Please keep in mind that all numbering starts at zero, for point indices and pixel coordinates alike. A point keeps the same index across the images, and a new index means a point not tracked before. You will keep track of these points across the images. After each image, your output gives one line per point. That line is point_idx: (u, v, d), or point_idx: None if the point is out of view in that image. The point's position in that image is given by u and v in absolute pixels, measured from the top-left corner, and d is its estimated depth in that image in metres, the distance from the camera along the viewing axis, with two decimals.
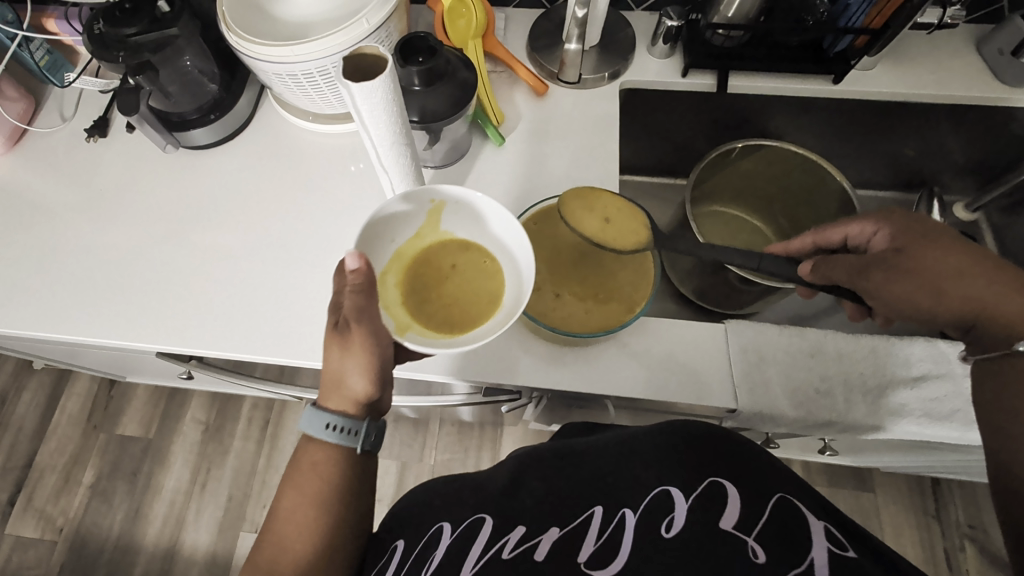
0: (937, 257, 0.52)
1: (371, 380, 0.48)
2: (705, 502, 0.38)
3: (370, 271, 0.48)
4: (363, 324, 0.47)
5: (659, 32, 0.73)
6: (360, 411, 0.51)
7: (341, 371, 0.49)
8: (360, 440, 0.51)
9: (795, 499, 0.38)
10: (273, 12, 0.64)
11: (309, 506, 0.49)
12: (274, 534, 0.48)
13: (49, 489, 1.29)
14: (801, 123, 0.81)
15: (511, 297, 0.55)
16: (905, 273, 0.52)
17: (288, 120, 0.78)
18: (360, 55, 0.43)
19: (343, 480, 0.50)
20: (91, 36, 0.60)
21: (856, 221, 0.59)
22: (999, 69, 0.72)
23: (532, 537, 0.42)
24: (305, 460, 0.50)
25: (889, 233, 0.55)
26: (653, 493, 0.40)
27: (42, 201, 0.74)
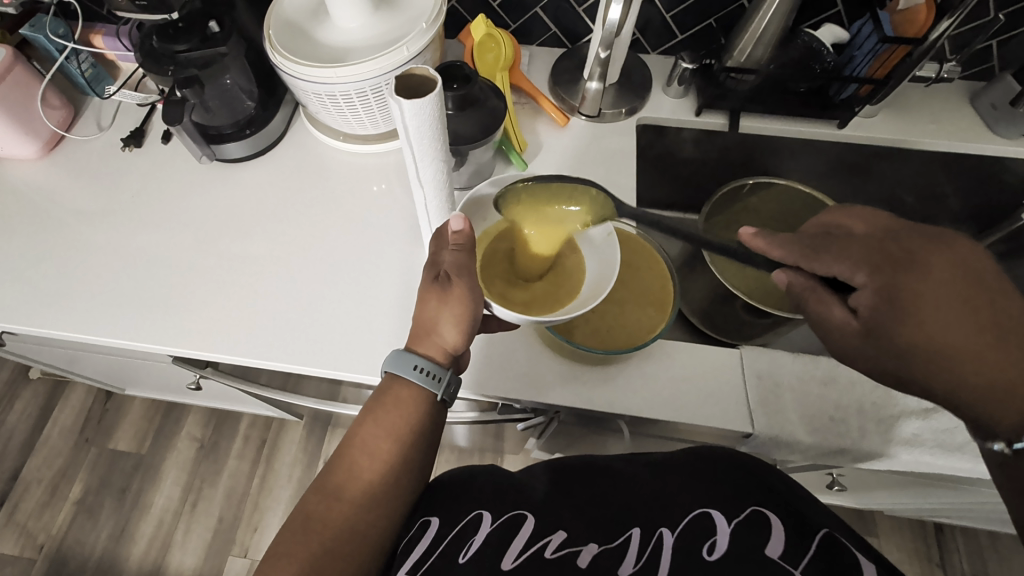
0: (956, 339, 0.41)
1: (461, 332, 0.50)
2: (750, 529, 0.38)
3: (471, 235, 0.52)
4: (462, 280, 0.50)
5: (674, 75, 0.78)
6: (446, 360, 0.52)
7: (436, 320, 0.51)
8: (442, 387, 0.50)
9: (841, 536, 0.37)
10: (315, 36, 0.68)
11: (388, 440, 0.48)
12: (345, 458, 0.48)
13: (33, 502, 1.25)
14: (807, 165, 0.86)
15: (589, 287, 0.60)
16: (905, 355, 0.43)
17: (319, 139, 0.81)
18: (411, 75, 0.46)
19: (420, 424, 0.50)
20: (144, 51, 0.64)
21: (847, 260, 0.46)
22: (992, 121, 0.77)
23: (574, 544, 0.43)
24: (387, 395, 0.50)
25: (876, 292, 0.44)
26: (695, 513, 0.41)
27: (74, 204, 0.75)
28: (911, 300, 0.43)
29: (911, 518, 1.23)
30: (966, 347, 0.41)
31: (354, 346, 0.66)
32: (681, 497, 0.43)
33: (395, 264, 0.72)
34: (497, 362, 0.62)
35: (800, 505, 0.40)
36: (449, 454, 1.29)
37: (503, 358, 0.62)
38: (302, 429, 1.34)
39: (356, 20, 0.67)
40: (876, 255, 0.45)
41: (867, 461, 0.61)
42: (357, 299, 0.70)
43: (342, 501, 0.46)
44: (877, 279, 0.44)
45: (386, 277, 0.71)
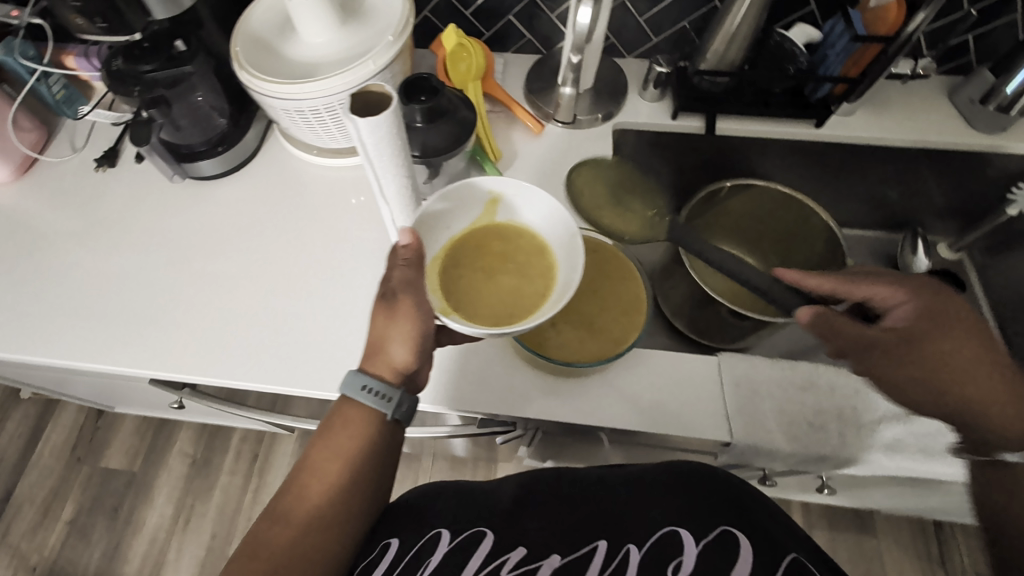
0: (960, 355, 0.53)
1: (411, 351, 0.50)
2: (718, 550, 0.38)
3: (421, 249, 0.50)
4: (407, 296, 0.50)
5: (649, 78, 0.77)
6: (397, 379, 0.51)
7: (385, 338, 0.51)
8: (392, 407, 0.49)
9: (805, 561, 0.38)
10: (283, 52, 0.68)
11: (338, 463, 0.48)
12: (296, 481, 0.48)
13: (26, 524, 1.25)
14: (789, 165, 0.85)
15: (559, 288, 0.56)
16: (929, 364, 0.53)
17: (293, 154, 0.81)
18: (367, 92, 0.45)
19: (372, 443, 0.49)
20: (109, 72, 0.63)
21: (883, 283, 0.56)
22: (971, 115, 0.76)
23: (532, 560, 0.41)
24: (338, 416, 0.50)
25: (916, 312, 0.55)
26: (663, 531, 0.41)
27: (48, 227, 0.75)
28: (942, 327, 0.54)
29: (910, 518, 1.21)
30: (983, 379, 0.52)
31: (329, 363, 0.66)
32: (647, 512, 0.42)
33: (370, 278, 0.72)
34: (472, 375, 0.61)
35: (765, 525, 0.41)
36: (442, 463, 1.28)
37: (478, 372, 0.62)
38: (294, 442, 1.33)
39: (323, 34, 0.67)
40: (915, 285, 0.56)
41: (847, 467, 0.60)
42: (332, 317, 0.69)
43: (289, 524, 0.46)
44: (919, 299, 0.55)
45: (362, 293, 0.71)
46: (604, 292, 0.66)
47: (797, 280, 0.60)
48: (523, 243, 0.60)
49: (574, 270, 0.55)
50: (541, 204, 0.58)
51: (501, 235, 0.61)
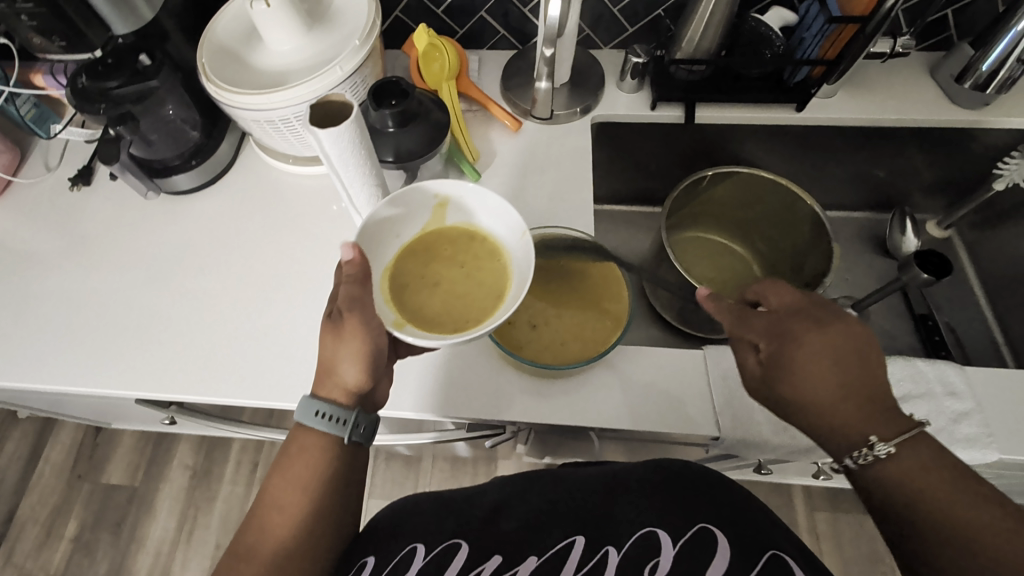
0: (798, 390, 0.47)
1: (363, 371, 0.49)
2: (694, 549, 0.38)
3: (365, 262, 0.49)
4: (353, 314, 0.48)
5: (626, 69, 0.76)
6: (351, 402, 0.50)
7: (335, 358, 0.49)
8: (349, 430, 0.49)
9: (785, 555, 0.38)
10: (251, 62, 0.67)
11: (297, 493, 0.47)
12: (257, 517, 0.47)
13: (30, 543, 1.25)
14: (772, 150, 0.83)
15: (515, 284, 0.55)
16: (776, 402, 0.49)
17: (270, 164, 0.80)
18: (328, 102, 0.44)
19: (331, 468, 0.49)
20: (74, 90, 0.62)
21: (749, 327, 0.50)
22: (952, 92, 0.75)
23: (507, 568, 0.41)
24: (292, 446, 0.49)
25: (769, 357, 0.49)
26: (640, 533, 0.40)
27: (24, 250, 0.74)
28: (802, 371, 0.47)
29: None
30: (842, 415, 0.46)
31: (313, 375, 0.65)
32: (625, 515, 0.42)
33: None
34: (456, 379, 0.61)
35: (747, 519, 0.40)
36: (442, 464, 1.28)
37: (462, 376, 0.61)
38: None
39: (290, 42, 0.66)
40: (780, 330, 0.49)
41: None
42: (314, 328, 0.68)
43: (253, 563, 0.45)
44: (774, 348, 0.49)
45: None
46: (586, 293, 0.65)
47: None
48: (475, 245, 0.59)
49: (525, 267, 0.55)
50: (489, 203, 0.58)
51: (451, 239, 0.60)
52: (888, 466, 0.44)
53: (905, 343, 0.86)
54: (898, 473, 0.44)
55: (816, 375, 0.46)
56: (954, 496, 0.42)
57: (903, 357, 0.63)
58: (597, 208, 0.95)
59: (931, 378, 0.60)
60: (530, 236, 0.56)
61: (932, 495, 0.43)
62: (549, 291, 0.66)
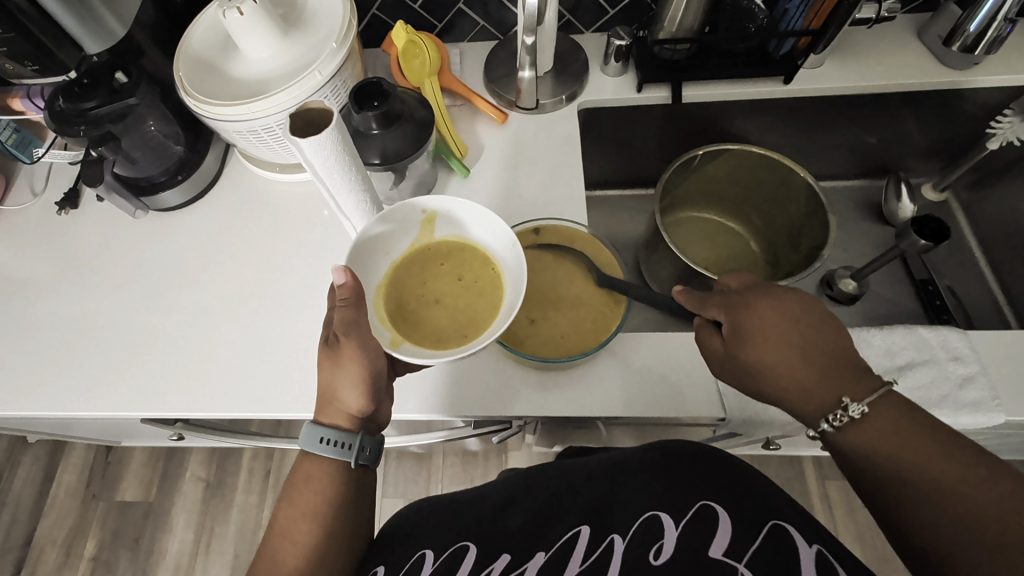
0: (763, 357, 0.47)
1: (364, 395, 0.49)
2: (695, 526, 0.37)
3: (357, 285, 0.48)
4: (350, 339, 0.48)
5: (609, 52, 0.75)
6: (354, 425, 0.51)
7: (335, 386, 0.49)
8: (355, 453, 0.49)
9: (786, 525, 0.36)
10: (228, 72, 0.66)
11: (306, 522, 0.47)
12: (268, 551, 0.47)
13: (50, 565, 1.27)
14: (761, 124, 0.83)
15: (511, 295, 0.56)
16: (742, 371, 0.49)
17: (257, 174, 0.79)
18: (308, 110, 0.44)
19: (341, 495, 0.49)
20: (52, 113, 0.61)
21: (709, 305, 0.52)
22: (941, 53, 0.74)
23: (516, 566, 0.40)
24: (299, 476, 0.49)
25: (732, 327, 0.49)
26: (643, 518, 0.39)
27: (16, 277, 0.74)
28: (759, 334, 0.48)
29: None
30: (806, 381, 0.46)
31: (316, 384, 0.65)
32: (631, 501, 0.41)
33: None
34: (459, 379, 0.61)
35: (750, 491, 0.39)
36: (453, 460, 1.29)
37: (465, 376, 0.61)
38: None
39: (266, 49, 0.65)
40: (735, 302, 0.50)
41: None
42: (312, 337, 0.68)
43: None
44: (731, 318, 0.50)
45: None
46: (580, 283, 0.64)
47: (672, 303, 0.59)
48: (467, 257, 0.60)
49: (518, 277, 0.55)
50: (477, 214, 0.58)
51: (443, 252, 0.60)
52: (862, 434, 0.44)
53: (906, 309, 0.86)
54: (874, 433, 0.44)
55: (780, 344, 0.47)
56: (927, 455, 0.41)
57: (903, 325, 0.63)
58: (590, 194, 0.95)
59: (933, 345, 0.60)
60: (520, 246, 0.56)
61: (909, 452, 0.42)
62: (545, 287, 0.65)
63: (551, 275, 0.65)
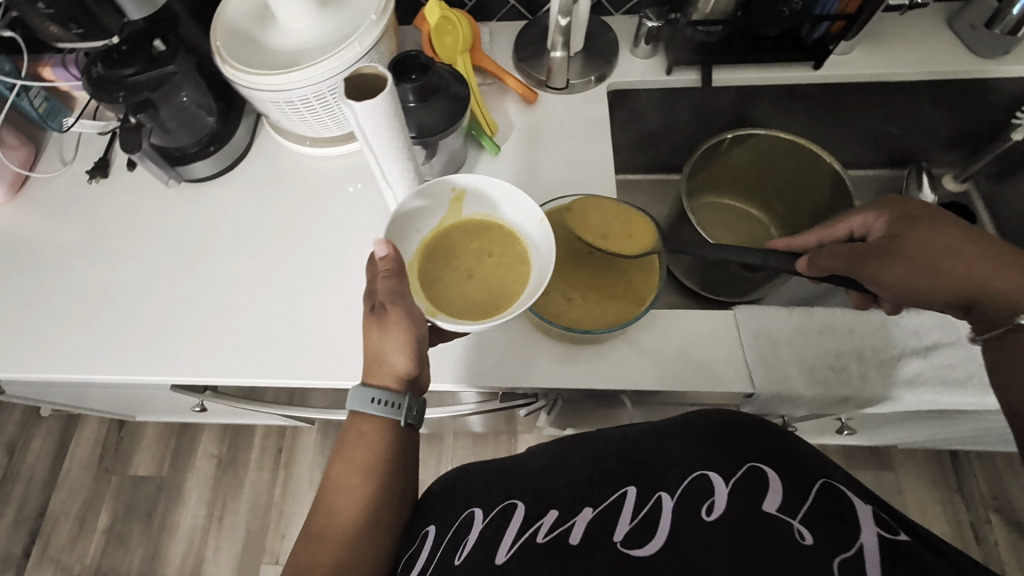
0: (933, 238, 0.51)
1: (410, 356, 0.50)
2: (748, 486, 0.37)
3: (399, 258, 0.50)
4: (397, 306, 0.50)
5: (640, 34, 0.75)
6: (401, 386, 0.52)
7: (382, 350, 0.51)
8: (403, 413, 0.51)
9: (838, 483, 0.37)
10: (265, 43, 0.66)
11: (359, 475, 0.50)
12: (324, 500, 0.50)
13: (64, 536, 1.28)
14: (786, 110, 0.83)
15: (536, 273, 0.57)
16: (904, 255, 0.53)
17: (287, 147, 0.79)
18: (361, 75, 0.44)
19: (388, 452, 0.51)
20: (90, 79, 0.61)
21: (858, 212, 0.59)
22: (972, 42, 0.74)
23: (566, 520, 0.43)
24: (351, 432, 0.52)
25: (887, 220, 0.56)
26: (691, 477, 0.40)
27: (49, 243, 0.75)
28: (919, 221, 0.53)
29: (926, 450, 1.24)
30: (985, 268, 0.49)
31: (348, 354, 0.66)
32: (674, 462, 0.42)
33: None
34: (493, 350, 0.62)
35: (794, 449, 0.39)
36: (465, 441, 1.30)
37: (498, 347, 0.62)
38: (316, 433, 1.35)
39: (304, 19, 0.65)
40: (887, 203, 0.57)
41: (871, 405, 0.62)
42: (344, 308, 0.69)
43: (327, 544, 0.48)
44: (886, 214, 0.56)
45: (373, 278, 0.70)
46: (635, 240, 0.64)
47: (787, 242, 0.68)
48: (497, 235, 0.60)
49: (547, 254, 0.56)
50: (507, 194, 0.58)
51: (471, 230, 0.60)
52: None
53: None
54: None
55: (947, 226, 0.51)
56: None
57: None
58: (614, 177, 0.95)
59: (959, 328, 0.62)
60: (548, 223, 0.57)
61: None
62: (600, 240, 0.65)
63: (606, 228, 0.65)
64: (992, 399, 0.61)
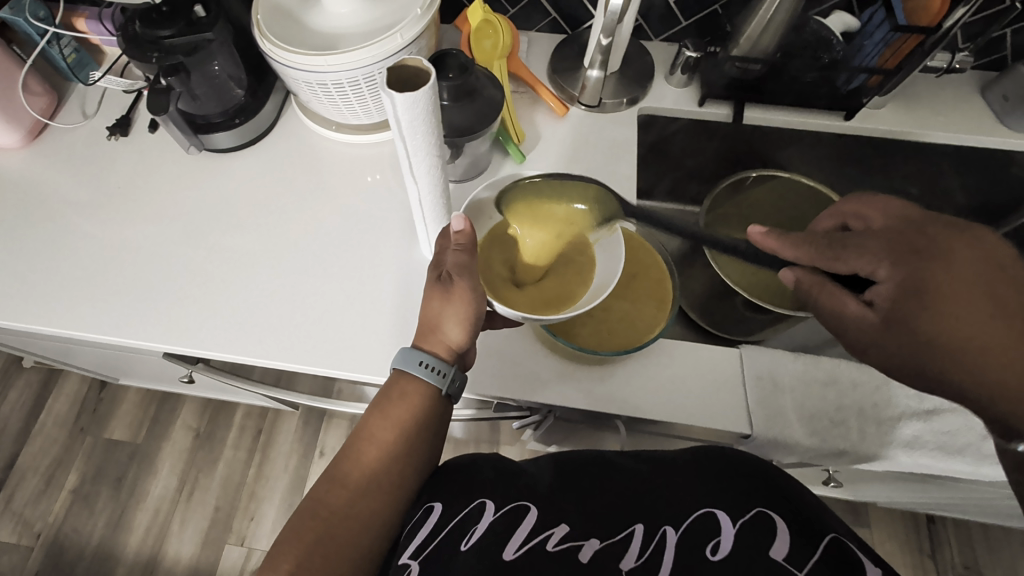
0: (950, 317, 0.44)
1: (466, 330, 0.52)
2: (755, 532, 0.39)
3: (472, 234, 0.53)
4: (464, 280, 0.52)
5: (677, 63, 0.75)
6: (451, 358, 0.53)
7: (439, 319, 0.52)
8: (447, 382, 0.52)
9: (846, 541, 0.39)
10: (307, 23, 0.66)
11: (393, 431, 0.50)
12: (352, 448, 0.50)
13: (29, 492, 1.25)
14: (810, 156, 0.84)
15: (598, 278, 0.58)
16: (913, 332, 0.45)
17: (312, 129, 0.79)
18: (404, 66, 0.44)
19: (427, 417, 0.51)
20: (126, 36, 0.61)
21: (863, 252, 0.49)
22: (1002, 113, 0.75)
23: (574, 538, 0.43)
24: (395, 389, 0.52)
25: (898, 283, 0.47)
26: (701, 512, 0.42)
27: (59, 196, 0.73)
28: (936, 290, 0.45)
29: (903, 511, 1.23)
30: None
31: (349, 343, 0.65)
32: (681, 497, 0.44)
33: (391, 259, 0.70)
34: (494, 358, 0.61)
35: (804, 503, 0.41)
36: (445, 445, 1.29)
37: (502, 355, 0.61)
38: (298, 419, 1.33)
39: (348, 5, 0.65)
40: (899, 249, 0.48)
41: (864, 462, 0.61)
42: (350, 296, 0.68)
43: (348, 490, 0.48)
44: (900, 271, 0.47)
45: (384, 270, 0.70)
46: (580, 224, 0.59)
47: (776, 251, 0.54)
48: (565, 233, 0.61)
49: (613, 256, 0.58)
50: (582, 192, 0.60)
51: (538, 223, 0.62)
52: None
53: None
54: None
55: (964, 298, 0.44)
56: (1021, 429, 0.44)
57: None
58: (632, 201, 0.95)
59: None
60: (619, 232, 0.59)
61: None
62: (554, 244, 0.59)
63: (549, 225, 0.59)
64: (987, 471, 0.61)
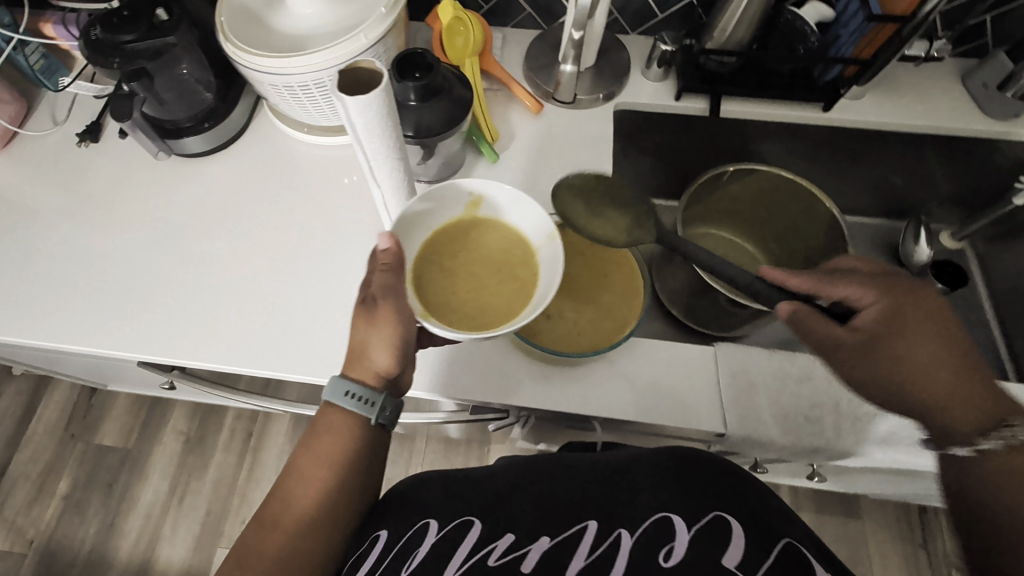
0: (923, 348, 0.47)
1: (393, 355, 0.50)
2: (709, 537, 0.39)
3: (398, 252, 0.51)
4: (387, 302, 0.50)
5: (653, 56, 0.74)
6: (380, 384, 0.51)
7: (366, 343, 0.50)
8: (375, 412, 0.50)
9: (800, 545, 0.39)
10: (273, 25, 0.65)
11: (322, 468, 0.49)
12: (281, 487, 0.49)
13: (21, 498, 1.26)
14: (790, 149, 0.82)
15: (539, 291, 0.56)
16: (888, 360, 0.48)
17: (285, 132, 0.78)
18: (357, 69, 0.43)
19: (358, 451, 0.50)
20: (86, 41, 0.60)
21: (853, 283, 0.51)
22: (984, 101, 0.74)
23: (521, 546, 0.42)
24: (323, 423, 0.50)
25: (881, 312, 0.49)
26: (656, 516, 0.41)
27: (29, 204, 0.73)
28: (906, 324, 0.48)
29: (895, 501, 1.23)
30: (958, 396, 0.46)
31: (320, 348, 0.64)
32: (640, 500, 0.43)
33: (362, 263, 0.70)
34: (465, 362, 0.60)
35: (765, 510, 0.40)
36: (436, 444, 1.29)
37: (473, 359, 0.60)
38: (288, 421, 1.33)
39: (312, 5, 0.64)
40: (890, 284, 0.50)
41: (841, 458, 0.61)
42: (322, 301, 0.67)
43: (277, 532, 0.47)
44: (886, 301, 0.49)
45: (354, 276, 0.69)
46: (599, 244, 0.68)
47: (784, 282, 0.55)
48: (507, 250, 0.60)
49: (552, 267, 0.56)
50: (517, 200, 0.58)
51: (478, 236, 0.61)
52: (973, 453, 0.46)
53: None
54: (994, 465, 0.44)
55: (917, 334, 0.48)
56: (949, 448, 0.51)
57: None
58: None
59: None
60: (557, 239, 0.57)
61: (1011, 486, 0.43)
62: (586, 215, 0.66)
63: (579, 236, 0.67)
64: None
